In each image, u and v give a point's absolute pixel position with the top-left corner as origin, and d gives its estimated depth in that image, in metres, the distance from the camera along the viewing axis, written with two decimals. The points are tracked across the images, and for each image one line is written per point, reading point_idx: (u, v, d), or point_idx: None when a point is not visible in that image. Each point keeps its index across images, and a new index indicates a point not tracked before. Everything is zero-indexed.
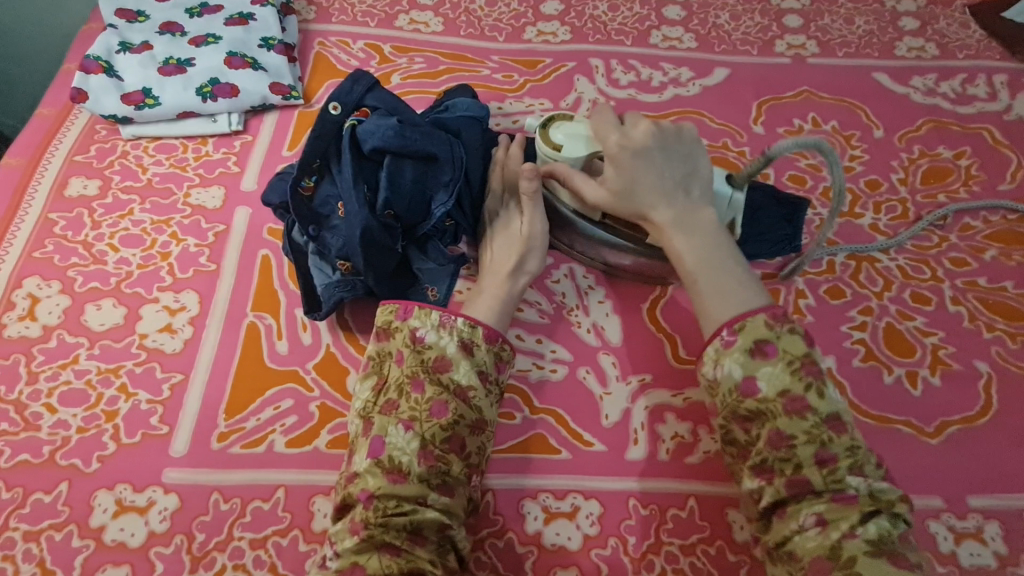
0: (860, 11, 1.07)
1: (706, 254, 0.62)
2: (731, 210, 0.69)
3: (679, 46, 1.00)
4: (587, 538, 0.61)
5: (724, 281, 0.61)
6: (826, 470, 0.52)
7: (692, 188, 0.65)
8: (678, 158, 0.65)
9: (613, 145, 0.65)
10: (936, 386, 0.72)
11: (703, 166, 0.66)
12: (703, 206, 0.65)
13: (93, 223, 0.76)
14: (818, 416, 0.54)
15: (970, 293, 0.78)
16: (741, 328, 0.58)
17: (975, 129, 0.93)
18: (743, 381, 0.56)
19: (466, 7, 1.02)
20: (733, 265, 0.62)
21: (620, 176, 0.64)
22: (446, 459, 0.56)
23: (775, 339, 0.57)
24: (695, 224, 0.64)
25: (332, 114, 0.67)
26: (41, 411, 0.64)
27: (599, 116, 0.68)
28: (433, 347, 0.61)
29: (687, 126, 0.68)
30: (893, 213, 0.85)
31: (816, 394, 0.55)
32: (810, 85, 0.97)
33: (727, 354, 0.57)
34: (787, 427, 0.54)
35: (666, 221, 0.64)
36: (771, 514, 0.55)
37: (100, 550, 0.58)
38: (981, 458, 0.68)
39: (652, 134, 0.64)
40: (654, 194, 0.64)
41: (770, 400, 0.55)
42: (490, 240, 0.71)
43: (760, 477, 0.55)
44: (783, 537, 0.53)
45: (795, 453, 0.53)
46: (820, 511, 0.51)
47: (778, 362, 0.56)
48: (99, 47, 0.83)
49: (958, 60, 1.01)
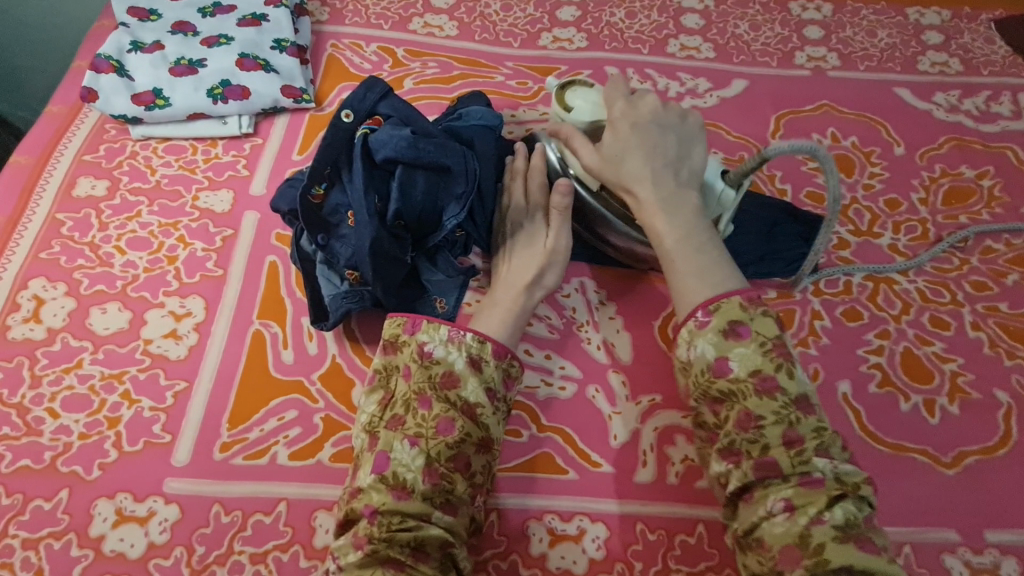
0: (883, 23, 1.05)
1: (688, 232, 0.61)
2: (719, 206, 0.67)
3: (697, 56, 0.98)
4: (593, 563, 0.60)
5: (702, 261, 0.60)
6: (793, 452, 0.51)
7: (681, 170, 0.65)
8: (674, 140, 0.66)
9: (615, 116, 0.66)
10: (954, 415, 0.70)
11: (696, 152, 0.66)
12: (690, 190, 0.64)
13: (100, 225, 0.75)
14: (787, 398, 0.53)
15: (990, 318, 0.76)
16: (717, 309, 0.56)
17: (999, 149, 0.91)
18: (716, 361, 0.55)
19: (481, 11, 1.00)
20: (713, 248, 0.61)
21: (615, 146, 0.65)
22: (451, 477, 0.55)
23: (749, 321, 0.55)
24: (680, 204, 0.63)
25: (344, 122, 0.66)
26: (43, 416, 0.63)
27: (614, 86, 0.70)
28: (441, 362, 0.60)
29: (693, 112, 0.70)
30: (913, 233, 0.83)
31: (785, 374, 0.54)
32: (830, 99, 0.95)
33: (701, 335, 0.56)
34: (756, 407, 0.53)
35: (654, 192, 0.63)
36: (738, 501, 0.53)
37: (99, 560, 0.57)
38: (1000, 492, 0.66)
39: (655, 112, 0.67)
40: (643, 168, 0.63)
41: (741, 379, 0.54)
42: (509, 251, 0.70)
43: (728, 460, 0.53)
44: (751, 524, 0.51)
45: (762, 434, 0.52)
46: (789, 496, 0.50)
47: (751, 343, 0.54)
48: (110, 46, 0.82)
49: (982, 76, 0.98)
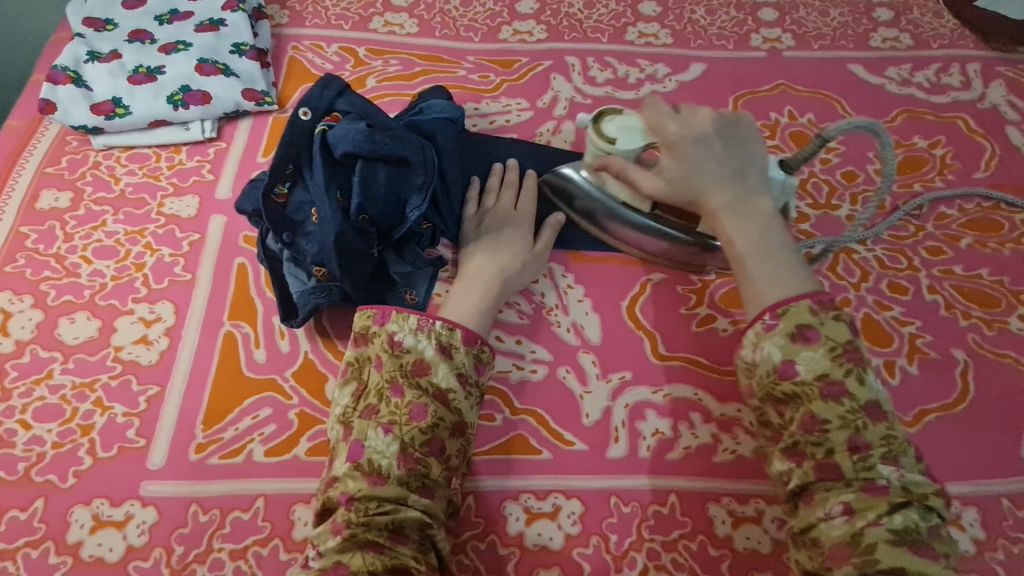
0: (835, 3, 1.07)
1: (757, 238, 0.60)
2: (785, 194, 0.65)
3: (655, 43, 1.00)
4: (569, 538, 0.61)
5: (774, 264, 0.59)
6: (858, 458, 0.52)
7: (748, 175, 0.63)
8: (737, 147, 0.64)
9: (671, 132, 0.64)
10: (914, 374, 0.72)
11: (758, 154, 0.64)
12: (758, 195, 0.62)
13: (66, 235, 0.75)
14: (856, 403, 0.53)
15: (946, 281, 0.79)
16: (785, 312, 0.56)
17: (950, 118, 0.94)
18: (782, 363, 0.55)
19: (441, 7, 1.01)
20: (786, 252, 0.60)
21: (677, 162, 0.63)
22: (426, 461, 0.56)
23: (819, 325, 0.55)
24: (750, 208, 0.61)
25: (302, 120, 0.67)
26: (15, 427, 0.63)
27: (653, 107, 0.67)
28: (411, 351, 0.61)
29: (746, 116, 0.67)
30: (869, 204, 0.85)
31: (855, 379, 0.54)
32: (786, 79, 0.97)
33: (767, 337, 0.57)
34: (820, 411, 0.53)
35: (718, 205, 0.62)
36: (796, 499, 0.54)
37: (78, 566, 0.57)
38: (961, 446, 0.68)
39: (711, 121, 0.64)
40: (710, 179, 0.62)
41: (806, 383, 0.54)
42: (488, 244, 0.72)
43: (791, 460, 0.54)
44: (808, 523, 0.52)
45: (827, 438, 0.53)
46: (848, 500, 0.51)
47: (820, 347, 0.55)
48: (67, 57, 0.82)
49: (932, 50, 1.01)
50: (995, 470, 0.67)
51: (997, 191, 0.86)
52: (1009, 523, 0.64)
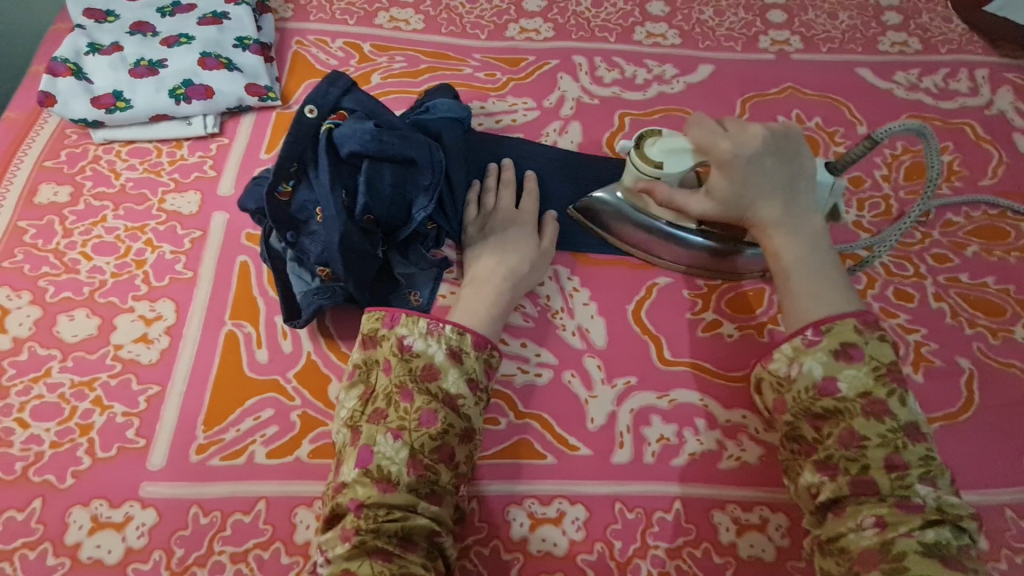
0: (844, 6, 1.07)
1: (805, 257, 0.61)
2: (833, 195, 0.68)
3: (662, 43, 0.99)
4: (573, 544, 0.61)
5: (822, 284, 0.60)
6: (894, 475, 0.52)
7: (799, 194, 0.63)
8: (788, 163, 0.63)
9: (723, 151, 0.63)
10: (920, 383, 0.72)
11: (811, 170, 0.64)
12: (809, 213, 0.63)
13: (65, 231, 0.74)
14: (897, 423, 0.53)
15: (952, 289, 0.79)
16: (829, 329, 0.57)
17: (957, 125, 0.93)
18: (822, 379, 0.56)
19: (447, 4, 1.00)
20: (832, 269, 0.61)
21: (728, 184, 0.63)
22: (435, 468, 0.56)
23: (863, 344, 0.56)
24: (800, 226, 0.62)
25: (308, 117, 0.66)
26: (13, 426, 0.62)
27: (700, 127, 0.66)
28: (421, 355, 0.60)
29: (795, 126, 0.66)
30: (876, 210, 0.85)
31: (897, 401, 0.54)
32: (794, 82, 0.97)
33: (807, 353, 0.57)
34: (861, 427, 0.53)
35: (769, 225, 0.62)
36: (825, 511, 0.54)
37: (76, 568, 0.57)
38: (965, 457, 0.68)
39: (765, 139, 0.63)
40: (762, 201, 0.62)
41: (849, 399, 0.55)
42: (494, 245, 0.71)
43: (823, 472, 0.54)
44: (835, 532, 0.52)
45: (864, 455, 0.53)
46: (882, 513, 0.51)
47: (862, 366, 0.56)
48: (67, 49, 0.81)
49: (940, 55, 1.01)
50: (999, 480, 0.67)
51: (1004, 199, 0.86)
52: (1013, 533, 0.64)
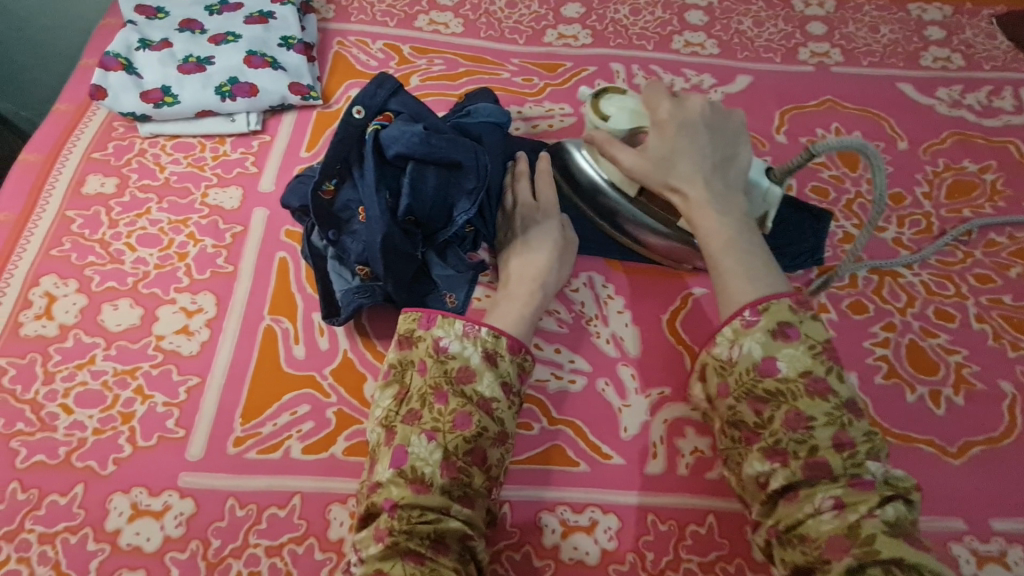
0: (886, 19, 1.05)
1: (733, 230, 0.62)
2: (766, 201, 0.69)
3: (701, 52, 0.99)
4: (605, 553, 0.61)
5: (749, 261, 0.61)
6: (845, 454, 0.51)
7: (729, 172, 0.66)
8: (722, 142, 0.67)
9: (663, 118, 0.67)
10: (959, 406, 0.70)
11: (742, 156, 0.68)
12: (736, 192, 0.66)
13: (111, 222, 0.75)
14: (839, 400, 0.53)
15: (994, 310, 0.77)
16: (766, 308, 0.56)
17: (1001, 143, 0.92)
18: (763, 361, 0.55)
19: (486, 8, 1.01)
20: (757, 248, 0.62)
21: (662, 147, 0.66)
22: (468, 471, 0.55)
23: (798, 323, 0.56)
24: (728, 202, 0.64)
25: (355, 118, 0.66)
26: (57, 411, 0.64)
27: (652, 92, 0.70)
28: (457, 357, 0.60)
29: (737, 112, 0.71)
30: (917, 227, 0.84)
31: (835, 377, 0.54)
32: (834, 95, 0.96)
33: (747, 334, 0.56)
34: (806, 408, 0.53)
35: (699, 193, 0.64)
36: (777, 499, 0.53)
37: (116, 554, 0.58)
38: (1006, 483, 0.66)
39: (703, 114, 0.68)
40: (692, 167, 0.65)
41: (791, 380, 0.54)
42: (520, 246, 0.71)
43: (772, 460, 0.53)
44: (795, 521, 0.51)
45: (811, 435, 0.52)
46: (838, 494, 0.50)
47: (800, 345, 0.55)
48: (119, 44, 0.83)
49: (984, 72, 0.99)
50: None
51: None
52: None
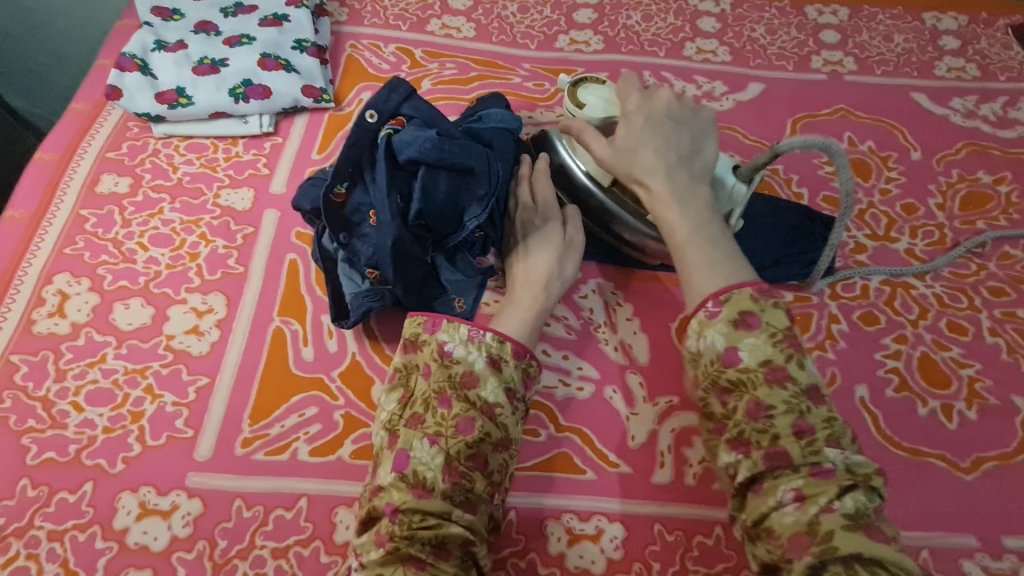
0: (900, 28, 1.05)
1: (698, 223, 0.61)
2: (730, 200, 0.67)
3: (713, 60, 0.98)
4: (611, 562, 0.60)
5: (714, 252, 0.59)
6: (803, 442, 0.50)
7: (694, 163, 0.64)
8: (689, 133, 0.66)
9: (629, 111, 0.66)
10: (972, 420, 0.70)
11: (711, 147, 0.66)
12: (702, 184, 0.64)
13: (124, 221, 0.76)
14: (798, 387, 0.52)
15: (1008, 324, 0.76)
16: (726, 299, 0.56)
17: (1016, 155, 0.91)
18: (726, 351, 0.54)
19: (499, 13, 1.01)
20: (724, 239, 0.61)
21: (629, 139, 0.64)
22: (470, 476, 0.55)
23: (760, 312, 0.55)
24: (694, 193, 0.63)
25: (368, 122, 0.66)
26: (68, 409, 0.64)
27: (624, 84, 0.70)
28: (461, 362, 0.60)
29: (707, 106, 0.69)
30: (930, 238, 0.83)
31: (796, 364, 0.53)
32: (847, 104, 0.95)
33: (711, 325, 0.55)
34: (765, 397, 0.52)
35: (665, 185, 0.62)
36: (746, 492, 0.52)
37: (123, 553, 0.58)
38: (1019, 499, 0.66)
39: (669, 107, 0.66)
40: (655, 161, 0.63)
41: (751, 369, 0.53)
42: (523, 254, 0.71)
43: (738, 451, 0.52)
44: (760, 515, 0.50)
45: (772, 424, 0.51)
46: (799, 486, 0.49)
47: (761, 334, 0.54)
48: (135, 45, 0.83)
49: (999, 82, 0.98)
50: None
51: None
52: None
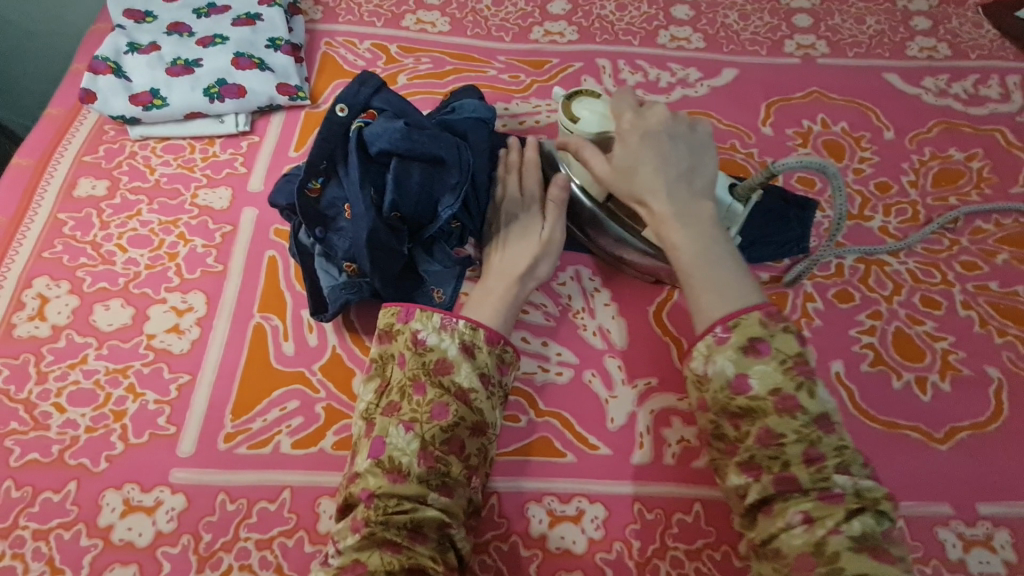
0: (872, 10, 1.06)
1: (704, 243, 0.59)
2: (729, 218, 0.67)
3: (687, 46, 0.99)
4: (591, 542, 0.61)
5: (723, 275, 0.58)
6: (814, 468, 0.51)
7: (694, 180, 0.62)
8: (686, 148, 0.63)
9: (624, 126, 0.64)
10: (946, 392, 0.71)
11: (709, 162, 0.63)
12: (704, 200, 0.61)
13: (102, 223, 0.76)
14: (809, 416, 0.52)
15: (981, 297, 0.77)
16: (735, 325, 0.55)
17: (987, 131, 0.92)
18: (736, 377, 0.54)
19: (472, 7, 1.01)
20: (731, 259, 0.59)
21: (625, 157, 0.62)
22: (445, 460, 0.56)
23: (769, 337, 0.54)
24: (696, 212, 0.60)
25: (338, 115, 0.67)
26: (50, 410, 0.65)
27: (620, 98, 0.69)
28: (434, 350, 0.61)
29: (704, 120, 0.67)
30: (903, 216, 0.84)
31: (807, 393, 0.53)
32: (820, 86, 0.96)
33: (720, 351, 0.55)
34: (776, 425, 0.52)
35: (666, 206, 0.60)
36: (757, 512, 0.54)
37: (108, 549, 0.58)
38: (992, 467, 0.67)
39: (665, 120, 0.64)
40: (655, 180, 0.61)
41: (760, 398, 0.53)
42: (502, 241, 0.71)
43: (748, 473, 0.54)
44: (769, 535, 0.51)
45: (783, 451, 0.52)
46: (807, 508, 0.50)
47: (771, 360, 0.54)
48: (108, 48, 0.84)
49: (970, 61, 0.99)
50: None
51: None
52: None
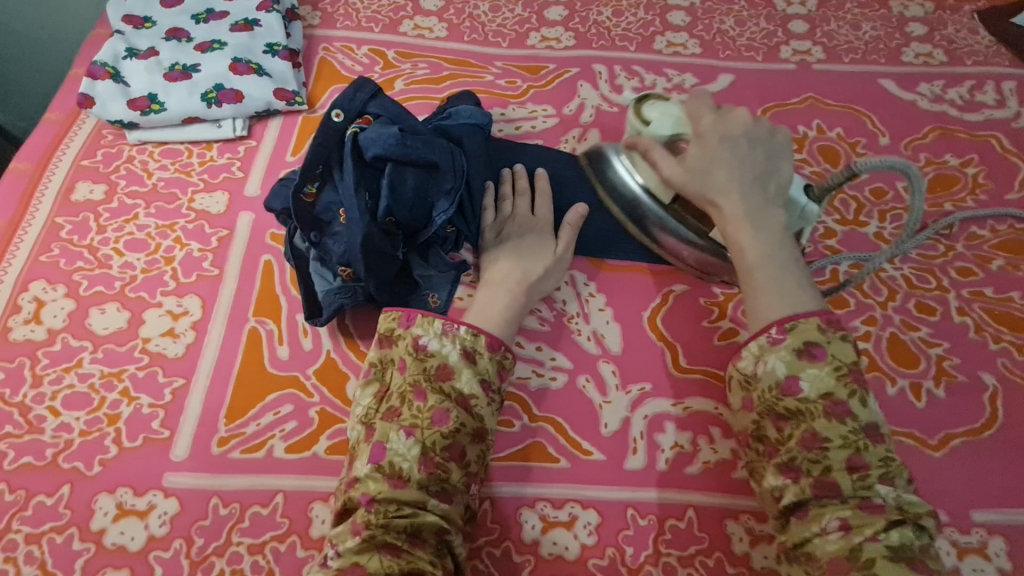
0: (868, 17, 1.06)
1: (770, 246, 0.60)
2: (803, 220, 0.67)
3: (683, 52, 1.00)
4: (584, 548, 0.61)
5: (785, 279, 0.59)
6: (856, 476, 0.51)
7: (768, 185, 0.63)
8: (764, 154, 0.64)
9: (703, 127, 0.66)
10: (940, 398, 0.71)
11: (785, 170, 0.65)
12: (776, 206, 0.63)
13: (99, 227, 0.77)
14: (858, 423, 0.53)
15: (976, 303, 0.77)
16: (792, 327, 0.56)
17: (983, 137, 0.92)
18: (786, 378, 0.55)
19: (470, 12, 1.02)
20: (795, 265, 0.60)
21: (700, 156, 0.64)
22: (446, 466, 0.56)
23: (826, 343, 0.55)
24: (767, 217, 0.62)
25: (334, 121, 0.68)
26: (45, 414, 0.65)
27: (695, 102, 0.69)
28: (435, 355, 0.61)
29: (783, 129, 0.68)
30: (898, 221, 0.84)
31: (859, 401, 0.54)
32: (815, 92, 0.96)
33: (773, 351, 0.56)
34: (823, 428, 0.53)
35: (736, 207, 0.62)
36: (790, 515, 0.53)
37: (100, 553, 0.58)
38: (986, 475, 0.66)
39: (745, 125, 0.65)
40: (728, 179, 0.63)
41: (811, 400, 0.54)
42: (511, 249, 0.72)
43: (785, 476, 0.53)
44: (802, 538, 0.51)
45: (826, 456, 0.52)
46: (846, 516, 0.50)
47: (825, 365, 0.55)
48: (106, 53, 0.84)
49: (966, 67, 1.00)
50: None
51: None
52: None
